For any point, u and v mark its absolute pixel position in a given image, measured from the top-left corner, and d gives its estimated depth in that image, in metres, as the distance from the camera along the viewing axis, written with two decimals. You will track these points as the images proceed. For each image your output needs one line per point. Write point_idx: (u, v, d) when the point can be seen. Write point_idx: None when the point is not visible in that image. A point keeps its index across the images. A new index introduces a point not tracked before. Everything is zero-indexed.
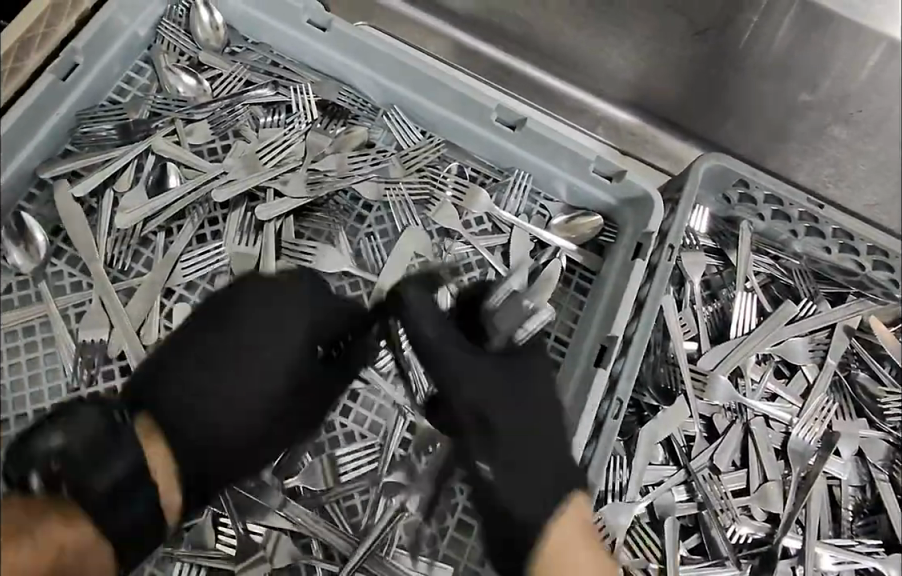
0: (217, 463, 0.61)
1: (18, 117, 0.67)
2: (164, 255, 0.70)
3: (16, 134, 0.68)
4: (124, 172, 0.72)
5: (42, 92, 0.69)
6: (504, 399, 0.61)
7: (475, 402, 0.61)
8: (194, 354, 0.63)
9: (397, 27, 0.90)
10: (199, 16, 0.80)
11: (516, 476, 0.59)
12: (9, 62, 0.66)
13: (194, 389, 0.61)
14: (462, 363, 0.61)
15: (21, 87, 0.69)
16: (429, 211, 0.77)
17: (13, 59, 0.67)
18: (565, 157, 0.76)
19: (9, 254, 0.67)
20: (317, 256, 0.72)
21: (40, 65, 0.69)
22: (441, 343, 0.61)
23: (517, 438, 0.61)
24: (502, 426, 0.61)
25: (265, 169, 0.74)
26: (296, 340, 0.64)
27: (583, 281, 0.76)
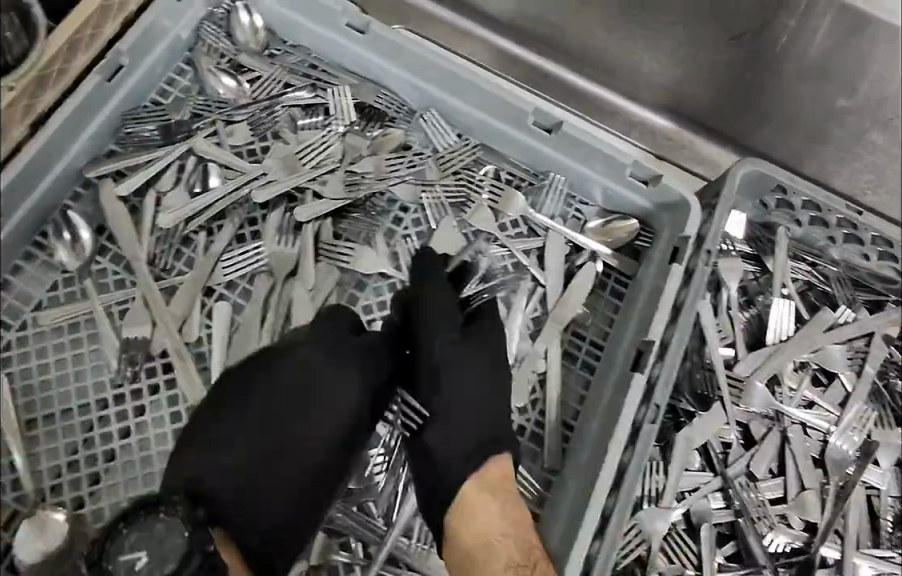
0: (279, 540, 0.62)
1: (67, 117, 0.69)
2: (205, 254, 0.71)
3: (64, 134, 0.69)
4: (167, 171, 0.74)
5: (89, 92, 0.71)
6: (473, 407, 0.66)
7: (449, 403, 0.66)
8: (238, 437, 0.63)
9: (431, 28, 0.90)
10: (239, 19, 0.81)
11: (452, 432, 0.65)
12: (59, 62, 0.67)
13: (248, 476, 0.62)
14: (453, 376, 0.66)
15: (69, 88, 0.70)
16: (465, 214, 0.76)
17: (63, 60, 0.68)
18: (600, 160, 0.76)
19: (56, 252, 0.68)
20: (354, 257, 0.72)
21: (87, 65, 0.71)
22: (425, 317, 0.67)
23: (475, 436, 0.65)
24: (451, 393, 0.66)
25: (303, 170, 0.75)
26: (335, 404, 0.65)
27: (618, 285, 0.76)
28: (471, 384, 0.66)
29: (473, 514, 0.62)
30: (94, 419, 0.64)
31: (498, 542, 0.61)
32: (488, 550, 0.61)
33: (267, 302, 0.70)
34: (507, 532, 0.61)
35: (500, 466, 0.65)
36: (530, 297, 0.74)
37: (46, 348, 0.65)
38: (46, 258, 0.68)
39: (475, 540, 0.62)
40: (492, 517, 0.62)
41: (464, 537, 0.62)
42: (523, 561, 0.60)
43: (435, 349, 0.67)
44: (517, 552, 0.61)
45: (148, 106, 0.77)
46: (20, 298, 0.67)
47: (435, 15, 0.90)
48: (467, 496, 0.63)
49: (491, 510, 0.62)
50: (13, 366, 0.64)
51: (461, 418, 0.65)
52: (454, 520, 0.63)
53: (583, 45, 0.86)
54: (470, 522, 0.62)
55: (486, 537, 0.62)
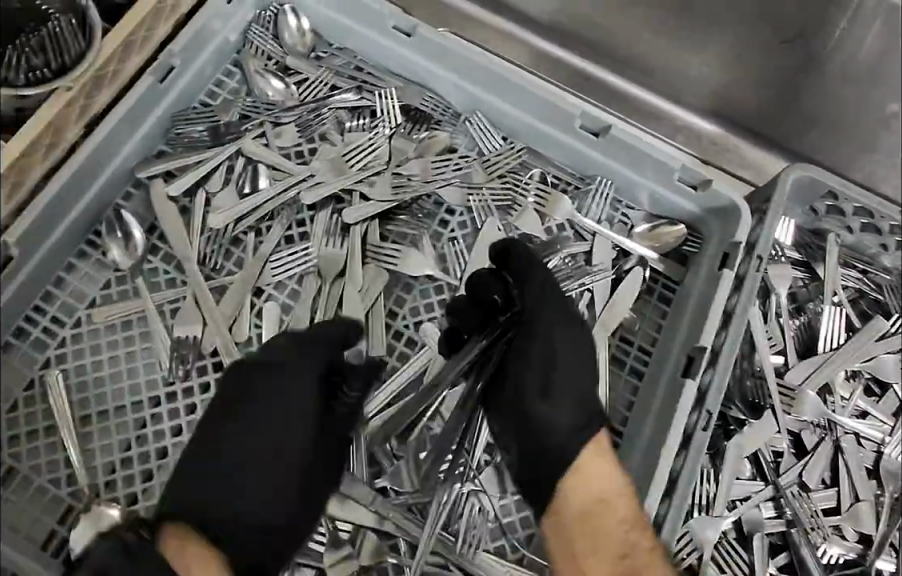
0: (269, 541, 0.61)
1: (120, 117, 0.69)
2: (255, 254, 0.71)
3: (118, 134, 0.70)
4: (216, 172, 0.74)
5: (143, 93, 0.71)
6: (574, 375, 0.64)
7: (547, 371, 0.63)
8: (210, 442, 0.62)
9: (472, 31, 0.90)
10: (287, 21, 0.80)
11: (564, 407, 0.63)
12: (113, 64, 0.68)
13: (222, 481, 0.61)
14: (562, 339, 0.64)
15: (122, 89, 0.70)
16: (511, 217, 0.76)
17: (117, 61, 0.68)
18: (648, 166, 0.75)
19: (108, 251, 0.69)
20: (401, 259, 0.72)
21: (140, 66, 0.71)
22: (538, 284, 0.65)
23: (575, 405, 0.63)
24: (566, 369, 0.63)
25: (351, 172, 0.75)
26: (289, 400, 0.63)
27: (666, 290, 0.75)
28: (581, 365, 0.64)
29: (592, 473, 0.61)
30: (146, 416, 0.64)
31: (616, 503, 0.60)
32: (605, 510, 0.60)
33: (316, 302, 0.70)
34: (622, 494, 0.61)
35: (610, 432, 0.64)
36: (577, 300, 0.74)
37: (99, 345, 0.66)
38: (99, 257, 0.69)
39: (592, 499, 0.61)
40: (607, 479, 0.61)
41: (582, 494, 0.61)
42: (638, 523, 0.60)
43: (548, 321, 0.64)
44: (633, 512, 0.61)
45: (197, 107, 0.77)
46: (74, 296, 0.67)
47: (477, 18, 0.89)
48: (588, 456, 0.62)
49: (603, 473, 0.61)
50: (68, 363, 0.65)
51: (570, 394, 0.63)
52: (571, 478, 0.61)
53: (629, 51, 0.86)
54: (588, 481, 0.61)
55: (604, 497, 0.61)
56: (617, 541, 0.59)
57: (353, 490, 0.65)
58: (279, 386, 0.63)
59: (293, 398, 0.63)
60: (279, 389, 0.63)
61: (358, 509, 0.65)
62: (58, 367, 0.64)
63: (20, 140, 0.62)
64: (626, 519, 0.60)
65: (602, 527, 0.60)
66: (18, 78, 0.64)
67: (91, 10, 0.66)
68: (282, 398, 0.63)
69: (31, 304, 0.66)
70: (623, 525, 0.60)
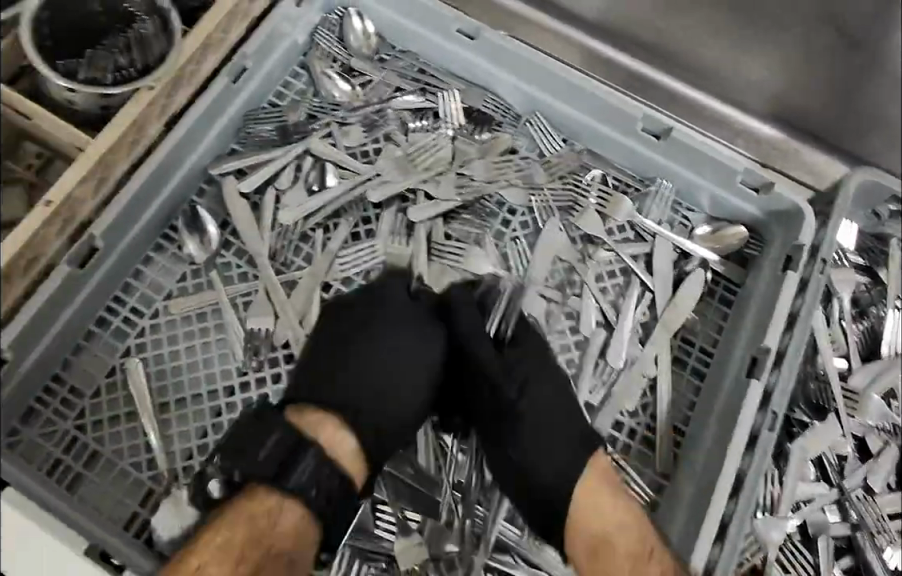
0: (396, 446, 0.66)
1: (197, 117, 0.71)
2: (322, 250, 0.73)
3: (195, 132, 0.72)
4: (285, 171, 0.75)
5: (218, 93, 0.73)
6: (542, 404, 0.66)
7: (509, 408, 0.65)
8: (338, 361, 0.66)
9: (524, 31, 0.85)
10: (352, 24, 0.82)
11: (543, 451, 0.64)
12: (192, 64, 0.70)
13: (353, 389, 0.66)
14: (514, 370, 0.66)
15: (198, 89, 0.72)
16: (573, 218, 0.77)
17: (195, 62, 0.70)
18: (711, 167, 0.76)
19: (185, 245, 0.71)
20: (465, 258, 0.74)
21: (216, 67, 0.73)
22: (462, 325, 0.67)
23: (553, 437, 0.65)
24: (532, 405, 0.65)
25: (416, 171, 0.77)
26: (398, 345, 0.67)
27: (727, 293, 0.76)
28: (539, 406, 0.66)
29: (589, 515, 0.62)
30: (221, 405, 0.67)
31: (613, 538, 0.61)
32: (605, 550, 0.61)
33: None
34: (623, 528, 0.61)
35: (603, 465, 0.64)
36: (639, 301, 0.74)
37: (177, 335, 0.69)
38: (176, 250, 0.71)
39: (593, 539, 0.61)
40: (605, 516, 0.62)
41: (582, 536, 0.62)
42: (640, 557, 0.60)
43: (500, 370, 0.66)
44: (635, 546, 0.61)
45: (267, 107, 0.79)
46: (152, 288, 0.70)
47: (530, 18, 0.85)
48: (579, 498, 0.63)
49: (602, 503, 0.62)
50: (148, 351, 0.68)
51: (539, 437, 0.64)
52: (570, 525, 0.62)
53: (686, 53, 0.84)
54: (585, 522, 0.62)
55: (601, 536, 0.61)
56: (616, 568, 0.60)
57: (426, 482, 0.67)
58: (394, 337, 0.68)
59: (405, 344, 0.67)
60: (400, 332, 0.68)
61: (428, 500, 0.67)
62: (139, 355, 0.67)
63: (104, 140, 0.64)
64: (628, 558, 0.60)
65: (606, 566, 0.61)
66: (106, 77, 0.68)
67: (172, 15, 0.67)
68: (390, 345, 0.67)
69: (112, 295, 0.69)
70: (624, 561, 0.60)
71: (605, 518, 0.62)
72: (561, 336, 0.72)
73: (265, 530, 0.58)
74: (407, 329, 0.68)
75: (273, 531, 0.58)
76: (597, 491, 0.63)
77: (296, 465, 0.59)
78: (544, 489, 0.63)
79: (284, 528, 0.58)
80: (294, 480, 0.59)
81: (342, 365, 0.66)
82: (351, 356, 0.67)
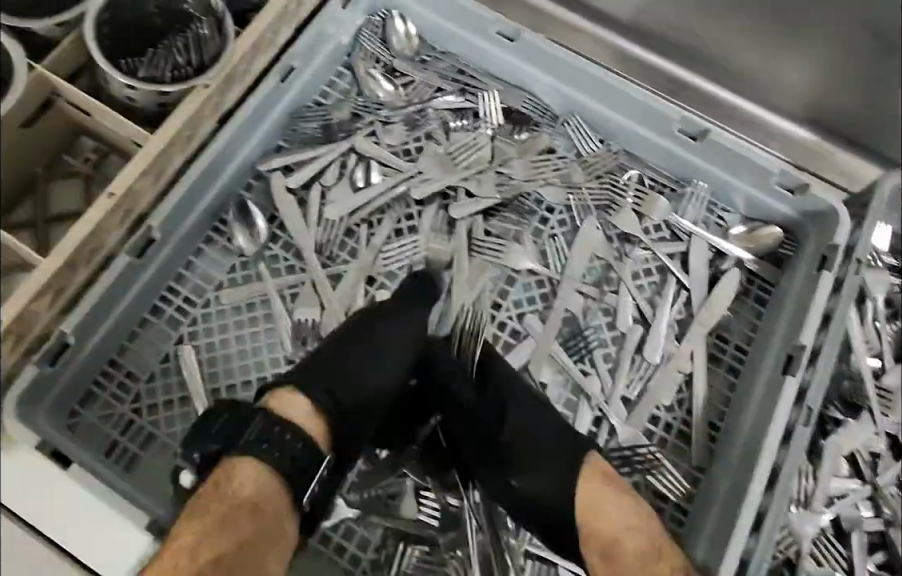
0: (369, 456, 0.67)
1: (248, 113, 0.74)
2: (367, 246, 0.75)
3: (246, 129, 0.75)
4: (330, 168, 0.78)
5: (268, 92, 0.75)
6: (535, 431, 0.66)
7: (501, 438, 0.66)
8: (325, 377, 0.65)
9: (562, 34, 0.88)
10: (395, 26, 0.83)
11: (541, 476, 0.64)
12: (243, 63, 0.72)
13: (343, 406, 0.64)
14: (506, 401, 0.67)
15: (249, 87, 0.74)
16: (610, 216, 0.78)
17: (246, 61, 0.72)
18: (747, 169, 0.77)
19: (234, 238, 0.73)
20: (504, 254, 0.75)
21: (266, 67, 0.75)
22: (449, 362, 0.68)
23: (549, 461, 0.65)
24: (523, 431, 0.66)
25: (457, 169, 0.79)
26: (399, 340, 0.68)
27: (762, 292, 0.77)
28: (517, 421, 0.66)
29: (598, 515, 0.62)
30: None
31: (623, 536, 0.61)
32: (617, 550, 0.60)
33: None
34: (631, 527, 0.61)
35: (601, 465, 0.64)
36: (674, 299, 0.76)
37: (227, 324, 0.71)
38: (225, 243, 0.74)
39: (604, 540, 0.61)
40: (613, 515, 0.62)
41: (592, 535, 0.62)
42: (651, 551, 0.60)
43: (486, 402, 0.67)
44: (645, 544, 0.60)
45: (312, 106, 0.81)
46: (204, 279, 0.73)
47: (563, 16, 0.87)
48: (582, 499, 0.63)
49: (615, 512, 0.62)
50: (200, 339, 0.70)
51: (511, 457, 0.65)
52: (579, 528, 0.62)
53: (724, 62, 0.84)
54: (593, 523, 0.62)
55: (610, 536, 0.61)
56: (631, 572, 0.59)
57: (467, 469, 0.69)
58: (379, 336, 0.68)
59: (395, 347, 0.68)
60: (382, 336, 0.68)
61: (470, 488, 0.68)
62: (191, 343, 0.70)
63: (162, 136, 0.66)
64: (641, 555, 0.60)
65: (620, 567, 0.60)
66: (164, 75, 0.69)
67: (227, 15, 0.70)
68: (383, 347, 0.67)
69: (166, 285, 0.71)
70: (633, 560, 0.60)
71: (621, 526, 0.61)
72: (599, 331, 0.74)
73: (227, 490, 0.57)
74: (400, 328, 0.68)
75: (237, 486, 0.58)
76: (609, 500, 0.62)
77: (240, 431, 0.59)
78: (537, 499, 0.63)
79: (243, 487, 0.58)
80: (243, 439, 0.59)
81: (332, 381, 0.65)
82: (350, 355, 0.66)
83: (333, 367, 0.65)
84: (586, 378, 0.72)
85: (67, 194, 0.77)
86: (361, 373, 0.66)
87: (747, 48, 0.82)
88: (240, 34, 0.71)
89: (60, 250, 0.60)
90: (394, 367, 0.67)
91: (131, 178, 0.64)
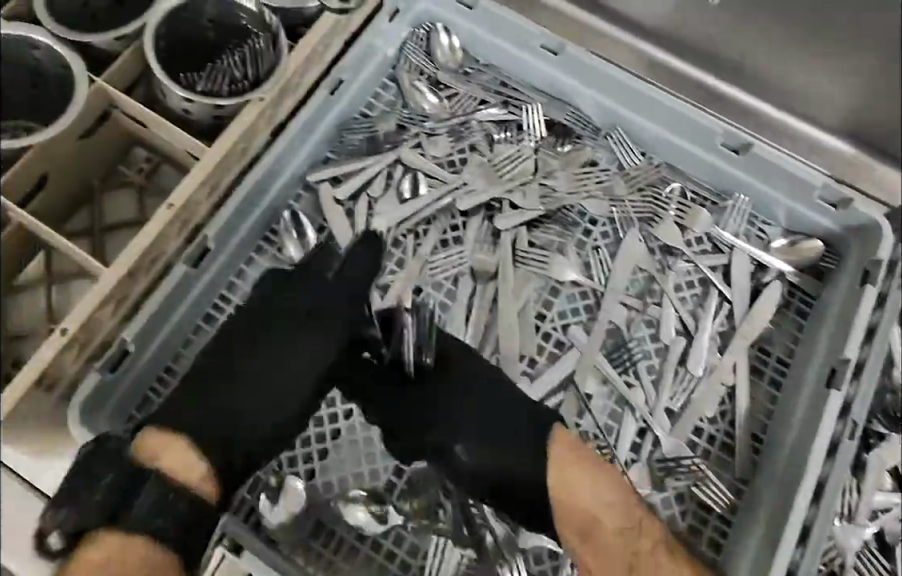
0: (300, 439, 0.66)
1: (299, 126, 0.75)
2: (413, 256, 0.76)
3: (297, 142, 0.76)
4: (377, 179, 0.79)
5: (317, 104, 0.76)
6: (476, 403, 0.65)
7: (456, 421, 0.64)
8: (219, 370, 0.64)
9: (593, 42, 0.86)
10: (439, 39, 0.84)
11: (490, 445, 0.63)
12: (296, 77, 0.73)
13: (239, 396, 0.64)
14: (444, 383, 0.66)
15: (301, 100, 0.76)
16: (653, 228, 0.79)
17: (299, 74, 0.73)
18: (790, 183, 0.78)
19: (286, 248, 0.75)
20: (548, 266, 0.76)
21: (317, 80, 0.76)
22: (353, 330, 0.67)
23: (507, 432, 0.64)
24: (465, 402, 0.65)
25: (501, 181, 0.79)
26: (339, 311, 0.67)
27: (803, 305, 0.78)
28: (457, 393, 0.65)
29: (569, 492, 0.62)
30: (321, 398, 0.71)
31: (601, 511, 0.61)
32: (595, 524, 0.61)
33: (471, 305, 0.75)
34: (606, 501, 0.62)
35: (566, 436, 0.64)
36: (717, 311, 0.76)
37: None
38: (275, 252, 0.76)
39: (580, 513, 0.61)
40: (585, 491, 0.62)
41: (565, 509, 0.62)
42: (632, 528, 0.61)
43: (439, 386, 0.66)
44: (622, 520, 0.61)
45: (359, 118, 0.82)
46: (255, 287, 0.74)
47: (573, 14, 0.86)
48: (554, 473, 0.62)
49: (584, 490, 0.62)
50: None
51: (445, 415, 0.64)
52: (551, 504, 0.62)
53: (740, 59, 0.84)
54: (561, 497, 0.62)
55: (583, 511, 0.61)
56: (615, 552, 0.61)
57: None
58: (273, 342, 0.66)
59: (309, 356, 0.66)
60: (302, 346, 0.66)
61: None
62: None
63: (218, 149, 0.67)
64: (620, 532, 0.61)
65: (599, 544, 0.61)
66: (222, 90, 0.71)
67: (281, 31, 0.71)
68: (288, 363, 0.65)
69: (218, 293, 0.73)
70: (608, 535, 0.61)
71: (599, 503, 0.61)
72: (642, 343, 0.75)
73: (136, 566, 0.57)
74: (316, 331, 0.66)
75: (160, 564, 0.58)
76: (578, 472, 0.62)
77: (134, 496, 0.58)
78: (499, 464, 0.62)
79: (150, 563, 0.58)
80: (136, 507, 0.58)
81: (224, 375, 0.64)
82: (246, 362, 0.65)
83: (229, 389, 0.64)
84: (629, 388, 0.73)
85: (121, 203, 0.79)
86: (252, 394, 0.64)
87: (766, 49, 0.82)
88: (293, 48, 0.73)
89: (122, 262, 0.62)
90: (327, 362, 0.66)
91: (189, 191, 0.65)
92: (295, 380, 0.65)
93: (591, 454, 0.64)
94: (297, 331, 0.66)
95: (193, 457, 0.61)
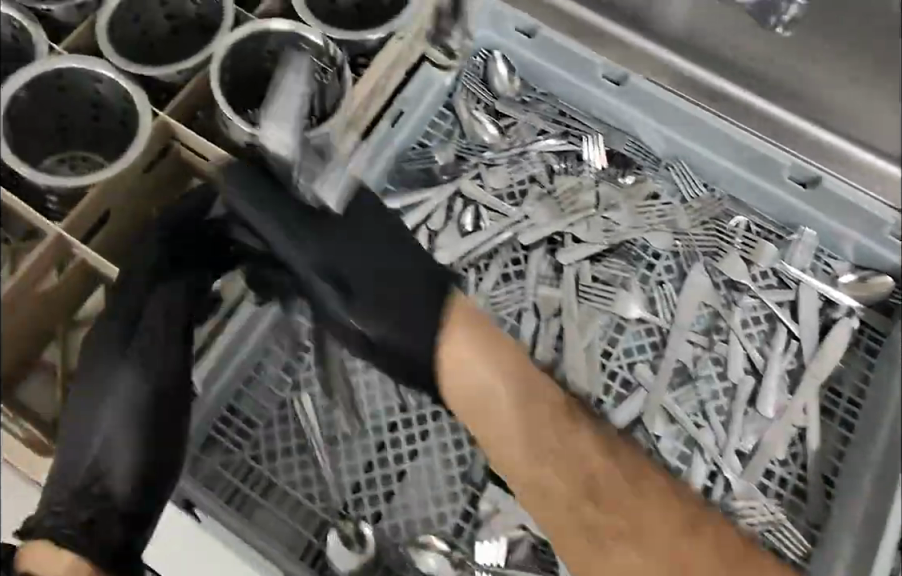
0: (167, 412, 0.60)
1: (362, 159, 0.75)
2: (476, 290, 0.75)
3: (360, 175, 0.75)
4: (438, 211, 0.78)
5: (379, 137, 0.76)
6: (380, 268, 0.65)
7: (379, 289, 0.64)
8: (104, 354, 0.58)
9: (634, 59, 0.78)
10: (497, 68, 0.84)
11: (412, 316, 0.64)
12: (360, 111, 0.72)
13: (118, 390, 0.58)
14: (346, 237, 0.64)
15: (364, 133, 0.75)
16: (718, 263, 0.78)
17: (362, 108, 0.72)
18: (860, 219, 0.75)
19: None
20: (612, 301, 0.76)
21: (378, 113, 0.75)
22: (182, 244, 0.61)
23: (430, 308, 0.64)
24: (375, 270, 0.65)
25: (564, 216, 0.79)
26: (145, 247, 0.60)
27: (873, 342, 0.76)
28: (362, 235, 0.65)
29: (459, 361, 0.63)
30: (385, 440, 0.69)
31: (518, 387, 0.64)
32: (495, 404, 0.63)
33: (534, 341, 0.74)
34: (502, 362, 0.64)
35: (463, 306, 0.65)
36: (785, 349, 0.75)
37: None
38: None
39: (482, 391, 0.63)
40: (497, 368, 0.63)
41: (461, 386, 0.63)
42: (519, 396, 0.63)
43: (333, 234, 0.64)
44: (535, 393, 0.64)
45: (416, 148, 0.81)
46: None
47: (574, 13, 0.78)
48: (446, 352, 0.64)
49: (475, 346, 0.64)
50: (314, 386, 0.70)
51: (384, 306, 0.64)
52: (444, 373, 0.64)
53: (764, 67, 0.77)
54: (451, 366, 0.64)
55: (465, 382, 0.63)
56: (499, 427, 0.64)
57: None
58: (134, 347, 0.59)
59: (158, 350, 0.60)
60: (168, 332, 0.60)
61: None
62: (305, 390, 0.70)
63: None
64: (532, 423, 0.63)
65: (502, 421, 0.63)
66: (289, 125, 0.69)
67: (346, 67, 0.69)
68: (117, 386, 0.58)
69: None
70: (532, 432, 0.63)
71: (478, 362, 0.63)
72: (710, 382, 0.73)
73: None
74: (149, 331, 0.60)
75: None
76: (463, 334, 0.64)
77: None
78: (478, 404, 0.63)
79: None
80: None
81: (111, 360, 0.58)
82: (115, 388, 0.58)
83: (127, 416, 0.58)
84: (699, 430, 0.72)
85: None
86: (151, 408, 0.59)
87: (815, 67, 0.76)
88: (357, 81, 0.72)
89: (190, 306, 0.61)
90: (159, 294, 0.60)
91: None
92: (130, 403, 0.58)
93: (486, 319, 0.66)
94: (146, 310, 0.59)
95: (70, 556, 0.56)
